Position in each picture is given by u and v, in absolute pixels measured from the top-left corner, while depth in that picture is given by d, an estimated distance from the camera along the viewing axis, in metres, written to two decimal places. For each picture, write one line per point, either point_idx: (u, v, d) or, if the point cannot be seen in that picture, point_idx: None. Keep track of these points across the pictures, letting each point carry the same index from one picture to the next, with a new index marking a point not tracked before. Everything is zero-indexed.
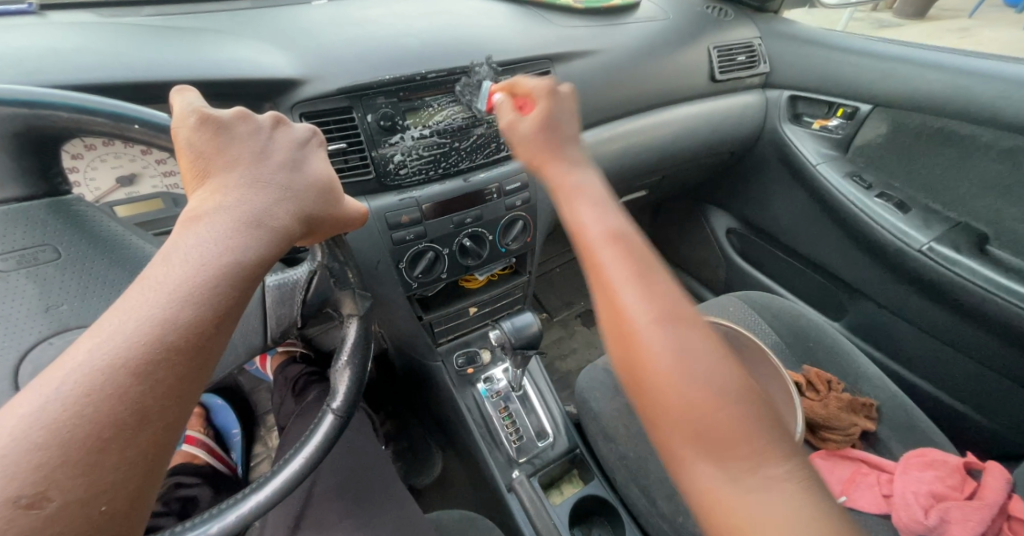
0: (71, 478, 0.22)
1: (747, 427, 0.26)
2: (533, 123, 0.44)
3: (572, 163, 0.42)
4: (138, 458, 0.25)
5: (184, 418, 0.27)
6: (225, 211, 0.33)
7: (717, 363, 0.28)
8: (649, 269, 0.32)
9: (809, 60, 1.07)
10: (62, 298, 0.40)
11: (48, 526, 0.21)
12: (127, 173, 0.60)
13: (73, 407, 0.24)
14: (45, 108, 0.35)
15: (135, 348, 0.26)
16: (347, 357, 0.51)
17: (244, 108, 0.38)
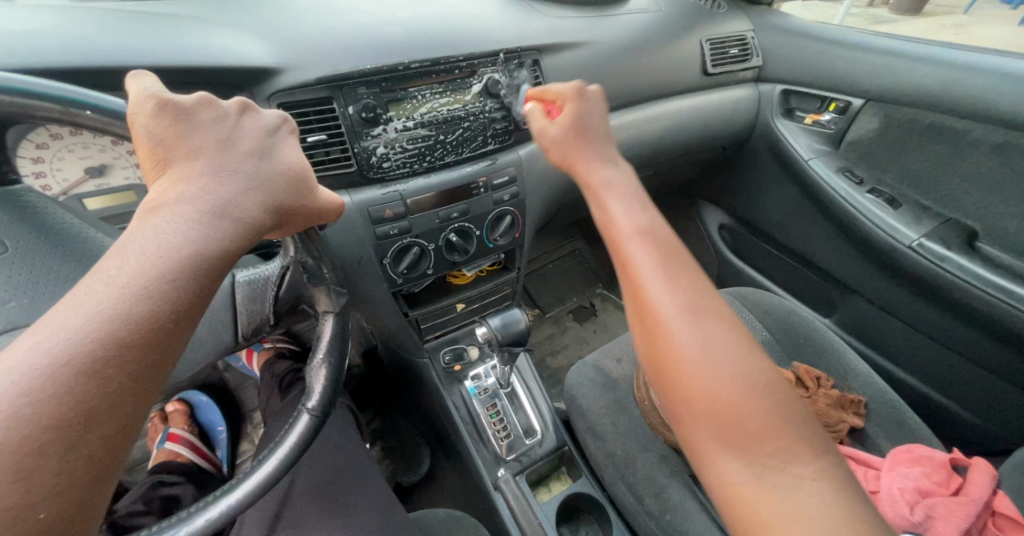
0: (3, 483, 0.19)
1: (776, 424, 0.30)
2: (564, 128, 0.51)
3: (598, 159, 0.49)
4: (84, 463, 0.22)
5: (139, 421, 0.25)
6: (186, 201, 0.31)
7: (742, 360, 0.32)
8: (680, 272, 0.37)
9: (802, 53, 1.06)
10: (10, 295, 0.38)
11: None
12: (97, 164, 0.57)
13: (9, 407, 0.21)
14: None
15: (80, 344, 0.23)
16: (323, 355, 0.49)
17: (208, 93, 0.36)
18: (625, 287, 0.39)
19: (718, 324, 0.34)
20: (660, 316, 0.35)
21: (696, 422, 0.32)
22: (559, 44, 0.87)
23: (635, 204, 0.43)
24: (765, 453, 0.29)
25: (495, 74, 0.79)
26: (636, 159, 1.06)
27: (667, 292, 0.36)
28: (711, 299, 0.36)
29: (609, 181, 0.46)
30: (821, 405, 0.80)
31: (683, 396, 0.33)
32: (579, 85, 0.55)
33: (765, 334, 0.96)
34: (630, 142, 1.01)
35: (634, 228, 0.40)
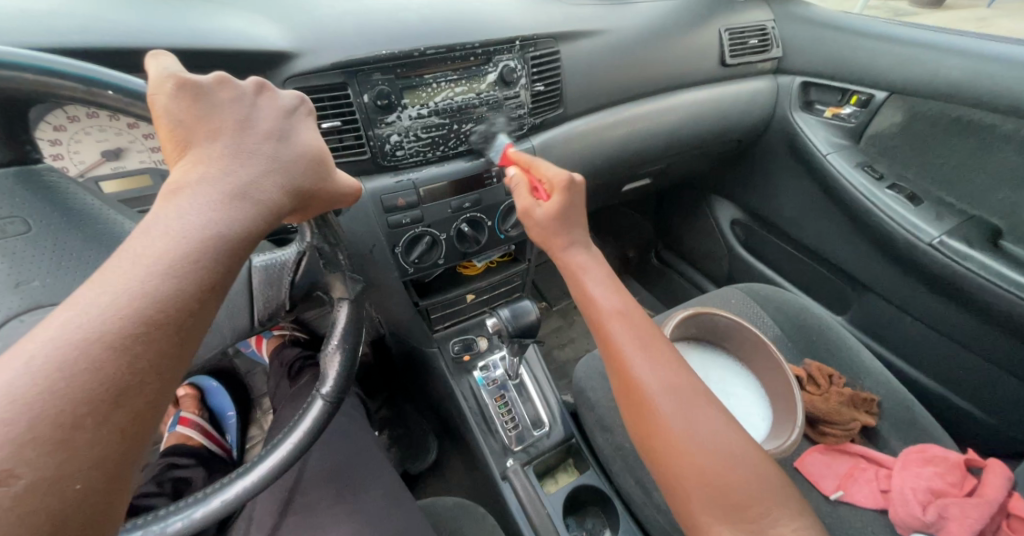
0: (40, 454, 0.19)
1: (753, 489, 0.37)
2: (547, 218, 0.50)
3: (574, 248, 0.51)
4: (115, 438, 0.21)
5: (168, 399, 0.24)
6: (209, 184, 0.31)
7: (721, 435, 0.40)
8: (660, 355, 0.44)
9: (824, 44, 1.03)
10: (34, 274, 0.38)
11: (14, 508, 0.18)
12: (112, 147, 0.57)
13: (42, 381, 0.20)
14: (9, 68, 0.32)
15: (110, 321, 0.22)
16: (337, 342, 0.49)
17: (225, 74, 0.35)
18: (614, 369, 0.45)
19: (699, 403, 0.42)
20: (651, 398, 0.41)
21: (690, 495, 0.38)
22: (576, 32, 0.85)
23: (612, 288, 0.48)
24: (749, 516, 0.36)
25: (511, 61, 0.78)
26: (649, 152, 1.04)
27: (654, 376, 0.42)
28: (688, 378, 0.44)
29: (587, 264, 0.50)
30: (833, 403, 0.77)
31: (677, 473, 0.39)
32: (569, 175, 0.50)
33: (777, 331, 0.95)
34: (644, 133, 1.00)
35: (617, 315, 0.46)
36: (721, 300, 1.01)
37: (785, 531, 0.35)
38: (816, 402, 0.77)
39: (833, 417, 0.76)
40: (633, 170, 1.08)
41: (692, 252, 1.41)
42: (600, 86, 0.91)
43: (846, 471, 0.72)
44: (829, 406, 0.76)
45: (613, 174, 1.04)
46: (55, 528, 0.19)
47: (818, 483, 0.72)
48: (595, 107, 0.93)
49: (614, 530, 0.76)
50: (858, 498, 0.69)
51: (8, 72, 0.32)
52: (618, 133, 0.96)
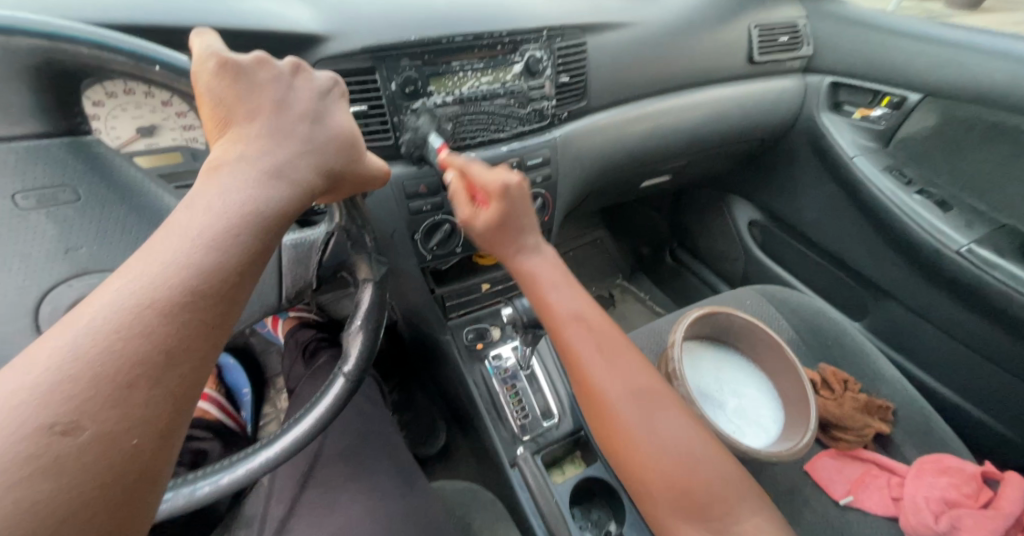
0: (103, 409, 0.20)
1: (719, 487, 0.40)
2: (488, 226, 0.50)
3: (522, 249, 0.51)
4: (167, 398, 0.22)
5: (211, 366, 0.25)
6: (248, 162, 0.31)
7: (682, 436, 0.42)
8: (621, 361, 0.46)
9: (858, 42, 1.00)
10: (82, 241, 0.38)
11: (80, 457, 0.19)
12: (147, 124, 0.59)
13: (101, 341, 0.21)
14: (65, 42, 0.33)
15: (161, 289, 0.23)
16: (360, 322, 0.50)
17: (264, 53, 0.36)
18: (576, 377, 0.46)
19: (660, 405, 0.44)
20: (614, 406, 0.43)
21: (660, 501, 0.40)
22: (603, 24, 0.84)
23: (570, 292, 0.50)
24: (715, 517, 0.38)
25: (537, 51, 0.78)
26: (670, 148, 1.03)
27: (614, 383, 0.44)
28: (650, 381, 0.45)
29: (544, 273, 0.50)
30: (847, 408, 0.77)
31: (644, 476, 0.41)
32: (505, 182, 0.48)
33: (792, 333, 0.95)
34: (666, 129, 0.99)
35: (574, 321, 0.47)
36: (736, 300, 1.00)
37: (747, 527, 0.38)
38: (830, 406, 0.75)
39: (845, 423, 0.75)
40: (653, 166, 1.07)
41: (707, 252, 1.39)
42: (625, 80, 0.90)
43: (857, 477, 0.72)
44: (841, 411, 0.76)
45: (632, 170, 1.04)
46: (114, 479, 0.20)
47: (829, 488, 0.72)
48: (618, 101, 0.92)
49: (620, 523, 0.75)
50: (868, 504, 0.69)
51: (66, 44, 0.33)
52: (640, 128, 0.95)
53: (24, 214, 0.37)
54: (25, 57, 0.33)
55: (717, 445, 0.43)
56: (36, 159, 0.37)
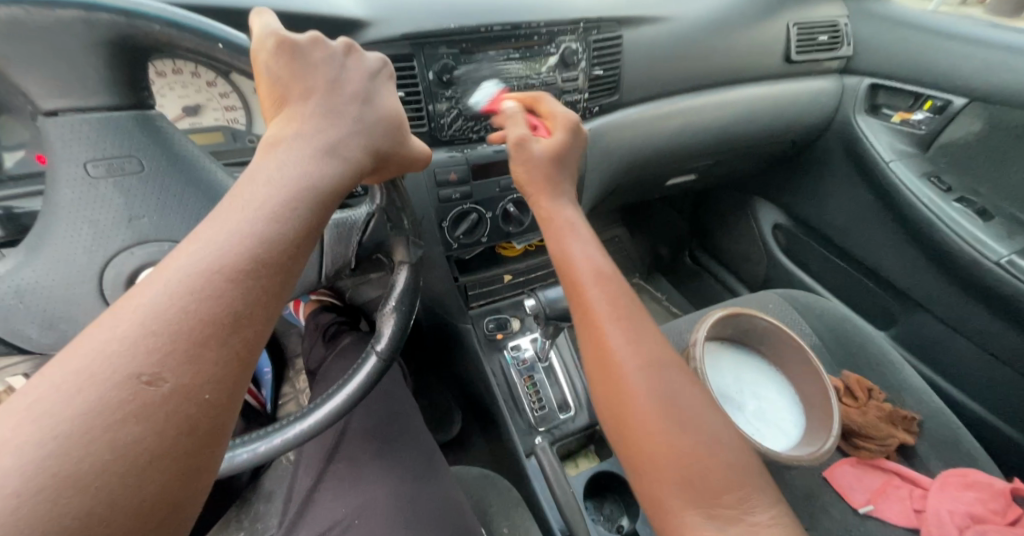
0: (179, 363, 0.21)
1: (733, 473, 0.35)
2: (546, 151, 0.52)
3: (560, 197, 0.52)
4: (232, 359, 0.23)
5: (270, 330, 0.26)
6: (304, 139, 0.32)
7: (701, 418, 0.38)
8: (640, 329, 0.42)
9: (901, 44, 0.98)
10: (144, 211, 0.38)
11: (161, 407, 0.20)
12: (193, 104, 0.61)
13: (177, 301, 0.22)
14: (139, 19, 0.32)
15: (228, 256, 0.24)
16: (394, 303, 0.50)
17: (319, 34, 0.36)
18: (587, 336, 0.43)
19: (678, 381, 0.40)
20: (624, 370, 0.40)
21: (661, 479, 0.36)
22: (640, 18, 0.84)
23: (596, 250, 0.48)
24: (724, 504, 0.34)
25: (573, 43, 0.77)
26: (698, 147, 1.02)
27: (627, 346, 0.41)
28: (665, 355, 0.42)
29: (574, 224, 0.50)
30: (871, 417, 0.76)
31: (647, 451, 0.37)
32: (576, 121, 0.55)
33: (815, 339, 0.93)
34: (696, 127, 0.98)
35: (595, 278, 0.45)
36: (758, 303, 0.99)
37: (763, 518, 0.33)
38: (853, 414, 0.76)
39: (870, 432, 0.74)
40: (680, 165, 1.06)
41: (728, 254, 1.38)
42: (659, 75, 0.89)
43: (878, 486, 0.70)
44: (866, 419, 0.75)
45: (660, 167, 1.03)
46: (190, 431, 0.21)
47: (847, 495, 0.71)
48: (651, 96, 0.91)
49: (633, 519, 0.77)
50: (887, 515, 0.68)
51: (141, 21, 0.32)
52: (670, 125, 0.94)
53: (94, 183, 0.36)
54: (101, 31, 0.32)
55: (735, 435, 0.39)
56: (104, 131, 0.36)
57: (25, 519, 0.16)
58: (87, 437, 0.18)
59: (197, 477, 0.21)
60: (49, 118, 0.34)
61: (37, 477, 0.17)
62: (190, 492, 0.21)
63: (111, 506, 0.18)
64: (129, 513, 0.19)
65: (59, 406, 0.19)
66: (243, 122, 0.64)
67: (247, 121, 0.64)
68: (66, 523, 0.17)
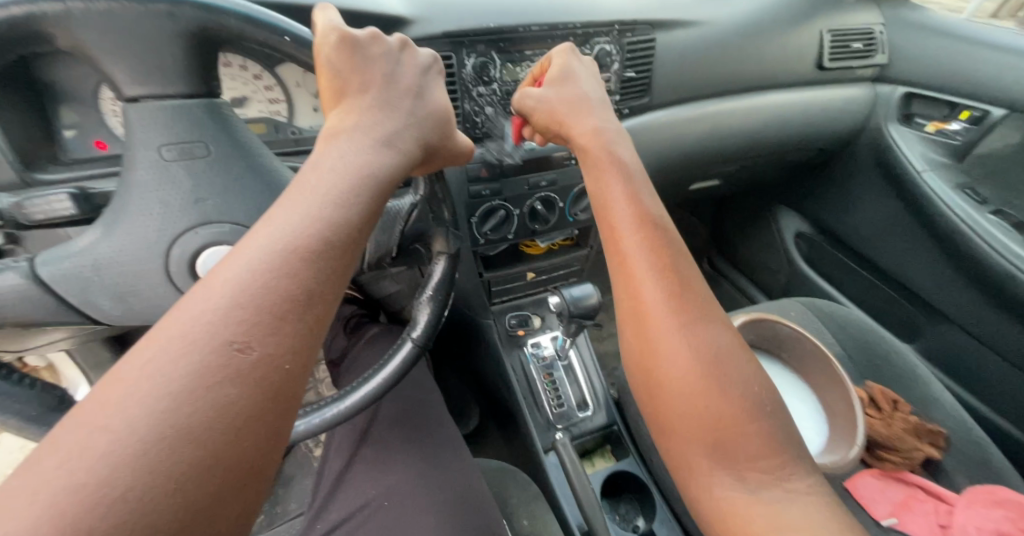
0: (264, 334, 0.24)
1: (768, 441, 0.36)
2: (546, 85, 0.53)
3: (589, 116, 0.50)
4: (306, 333, 0.25)
5: (334, 309, 0.28)
6: (363, 130, 0.34)
7: (742, 382, 0.37)
8: (682, 282, 0.40)
9: (938, 53, 0.97)
10: (210, 193, 0.40)
11: (251, 371, 0.23)
12: (238, 96, 0.63)
13: (260, 278, 0.25)
14: (216, 13, 0.34)
15: (301, 237, 0.27)
16: (430, 293, 0.52)
17: (377, 29, 0.38)
18: (624, 290, 0.41)
19: (719, 342, 0.39)
20: (659, 328, 0.38)
21: (694, 440, 0.37)
22: (673, 22, 0.84)
23: (636, 188, 0.44)
24: (758, 469, 0.35)
25: (607, 44, 0.78)
26: (724, 152, 1.02)
27: (666, 304, 0.39)
28: (707, 309, 0.40)
29: (610, 153, 0.47)
30: (896, 429, 0.76)
31: (682, 414, 0.37)
32: (565, 45, 0.57)
33: (838, 348, 0.93)
34: (724, 132, 0.98)
35: (635, 224, 0.42)
36: (780, 310, 0.98)
37: (798, 486, 0.34)
38: (877, 426, 0.76)
39: (893, 442, 0.74)
40: (705, 169, 1.06)
41: (748, 262, 1.37)
42: (690, 79, 0.90)
43: (900, 500, 0.69)
44: (891, 430, 0.75)
45: (685, 171, 1.03)
46: (275, 396, 0.23)
47: (869, 507, 0.69)
48: (680, 99, 0.91)
49: (649, 519, 0.77)
50: (910, 528, 0.65)
51: (220, 15, 0.34)
52: (698, 129, 0.95)
53: (166, 166, 0.38)
54: (182, 25, 0.34)
55: (775, 397, 0.38)
56: (178, 117, 0.38)
57: (152, 464, 0.19)
58: (194, 394, 0.21)
59: (279, 437, 0.24)
60: (131, 104, 0.36)
61: (159, 428, 0.20)
62: (273, 450, 0.24)
63: (216, 457, 0.21)
64: (228, 466, 0.21)
65: (167, 367, 0.21)
66: (286, 114, 0.66)
67: (289, 114, 0.66)
68: (182, 468, 0.20)
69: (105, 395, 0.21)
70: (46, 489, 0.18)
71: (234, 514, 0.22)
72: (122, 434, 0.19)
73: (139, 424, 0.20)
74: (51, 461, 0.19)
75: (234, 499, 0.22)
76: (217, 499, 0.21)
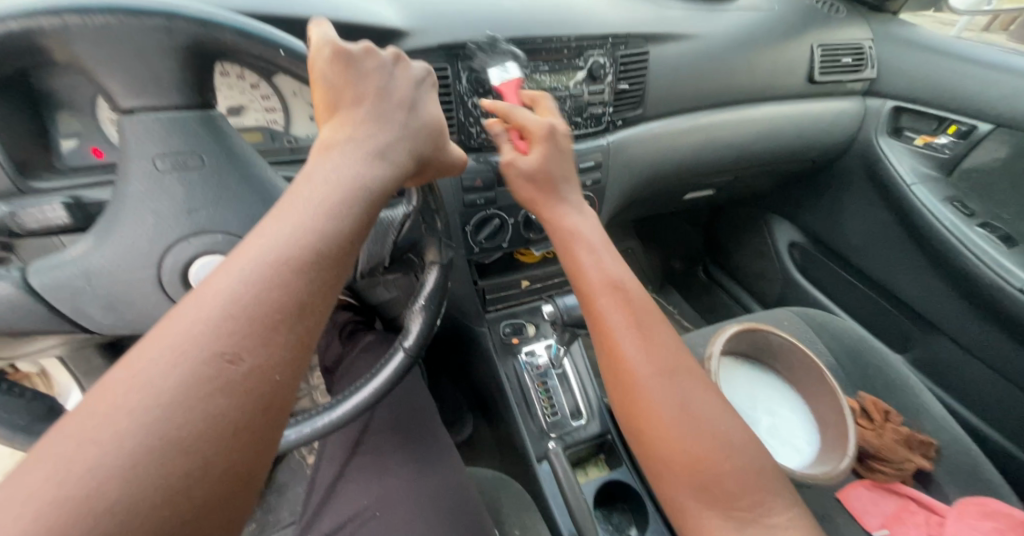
0: (255, 345, 0.24)
1: (749, 478, 0.38)
2: (532, 168, 0.49)
3: (564, 205, 0.51)
4: (297, 343, 0.26)
5: (326, 318, 0.29)
6: (356, 142, 0.35)
7: (716, 424, 0.41)
8: (654, 337, 0.44)
9: (927, 68, 0.99)
10: (202, 204, 0.40)
11: (243, 382, 0.23)
12: (236, 105, 0.64)
13: (252, 289, 0.25)
14: (212, 28, 0.35)
15: (294, 249, 0.27)
16: (423, 302, 0.52)
17: (371, 43, 0.39)
18: (603, 347, 0.45)
19: (691, 388, 0.42)
20: (637, 380, 0.42)
21: (681, 483, 0.39)
22: (665, 35, 0.85)
23: (606, 258, 0.48)
24: (742, 507, 0.37)
25: (600, 57, 0.80)
26: (717, 163, 1.03)
27: (642, 357, 0.42)
28: (678, 361, 0.44)
29: (580, 231, 0.50)
30: (887, 439, 0.76)
31: (668, 460, 0.39)
32: (552, 124, 0.49)
33: (830, 358, 0.93)
34: (717, 143, 0.99)
35: (608, 288, 0.46)
36: (773, 319, 0.99)
37: (779, 520, 0.36)
38: (867, 436, 0.76)
39: (884, 454, 0.74)
40: (698, 180, 1.07)
41: (743, 271, 1.38)
42: (683, 91, 0.91)
43: (893, 511, 0.69)
44: (882, 441, 0.75)
45: (679, 181, 1.04)
46: (265, 406, 0.24)
47: (862, 519, 0.70)
48: (673, 111, 0.93)
49: (641, 529, 0.77)
50: None
51: (214, 29, 0.35)
52: (691, 140, 0.96)
53: (160, 176, 0.39)
54: (179, 39, 0.34)
55: (750, 436, 0.42)
56: (173, 129, 0.38)
57: (141, 475, 0.19)
58: (183, 406, 0.21)
59: (268, 446, 0.24)
60: (126, 115, 0.37)
61: (148, 439, 0.20)
62: (262, 459, 0.24)
63: (205, 468, 0.21)
64: (217, 477, 0.21)
65: (157, 378, 0.22)
66: (282, 124, 0.67)
67: (286, 123, 0.67)
68: (171, 478, 0.20)
69: (94, 405, 0.21)
70: (30, 501, 0.18)
71: (221, 524, 0.22)
72: (111, 444, 0.20)
73: (128, 435, 0.20)
74: (37, 473, 0.19)
75: (222, 510, 0.22)
76: (204, 508, 0.21)
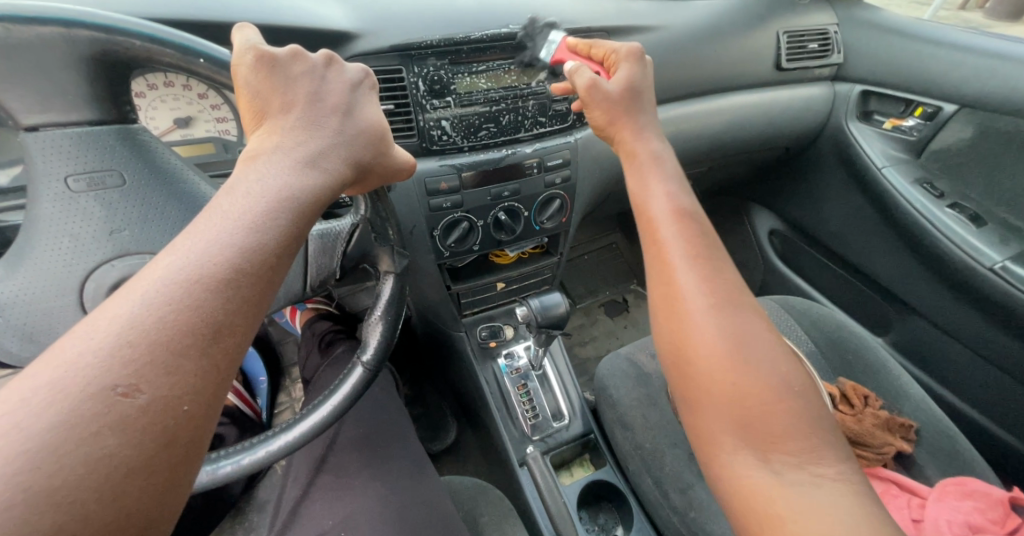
0: (158, 375, 0.22)
1: (801, 424, 0.32)
2: (619, 88, 0.49)
3: (644, 129, 0.48)
4: (212, 371, 0.24)
5: (250, 340, 0.27)
6: (284, 151, 0.33)
7: (772, 363, 0.34)
8: (717, 267, 0.38)
9: (889, 52, 0.99)
10: (125, 223, 0.39)
11: (140, 416, 0.21)
12: (184, 116, 0.61)
13: (155, 312, 0.23)
14: (118, 34, 0.33)
15: (208, 265, 0.25)
16: (381, 312, 0.50)
17: (299, 46, 0.36)
18: (654, 274, 0.40)
19: (750, 322, 0.36)
20: (690, 306, 0.36)
21: (718, 422, 0.33)
22: (627, 27, 0.84)
23: (678, 186, 0.44)
24: (787, 452, 0.31)
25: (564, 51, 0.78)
26: (690, 154, 1.02)
27: (698, 284, 0.37)
28: (737, 294, 0.37)
29: (659, 155, 0.46)
30: (866, 424, 0.76)
31: (710, 394, 0.34)
32: (637, 48, 0.52)
33: (810, 345, 0.93)
34: (689, 134, 0.98)
35: (671, 215, 0.41)
36: None
37: (830, 471, 0.30)
38: (849, 422, 0.75)
39: (866, 439, 0.73)
40: None
41: None
42: None
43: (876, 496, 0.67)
44: (862, 427, 0.75)
45: None
46: (169, 442, 0.22)
47: None
48: None
49: (626, 528, 0.76)
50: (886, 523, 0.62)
51: (120, 37, 0.33)
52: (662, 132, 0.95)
53: (75, 197, 0.37)
54: (82, 47, 0.33)
55: (813, 387, 0.35)
56: (85, 145, 0.37)
57: None
58: (60, 450, 0.19)
59: (172, 487, 0.22)
60: (29, 133, 0.35)
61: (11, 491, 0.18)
62: (163, 502, 0.22)
63: (85, 521, 0.19)
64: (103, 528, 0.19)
65: (30, 418, 0.19)
66: (235, 133, 0.64)
67: (238, 133, 0.64)
68: None
69: None
70: None
71: None
72: None
73: None
74: None
75: None
76: None
